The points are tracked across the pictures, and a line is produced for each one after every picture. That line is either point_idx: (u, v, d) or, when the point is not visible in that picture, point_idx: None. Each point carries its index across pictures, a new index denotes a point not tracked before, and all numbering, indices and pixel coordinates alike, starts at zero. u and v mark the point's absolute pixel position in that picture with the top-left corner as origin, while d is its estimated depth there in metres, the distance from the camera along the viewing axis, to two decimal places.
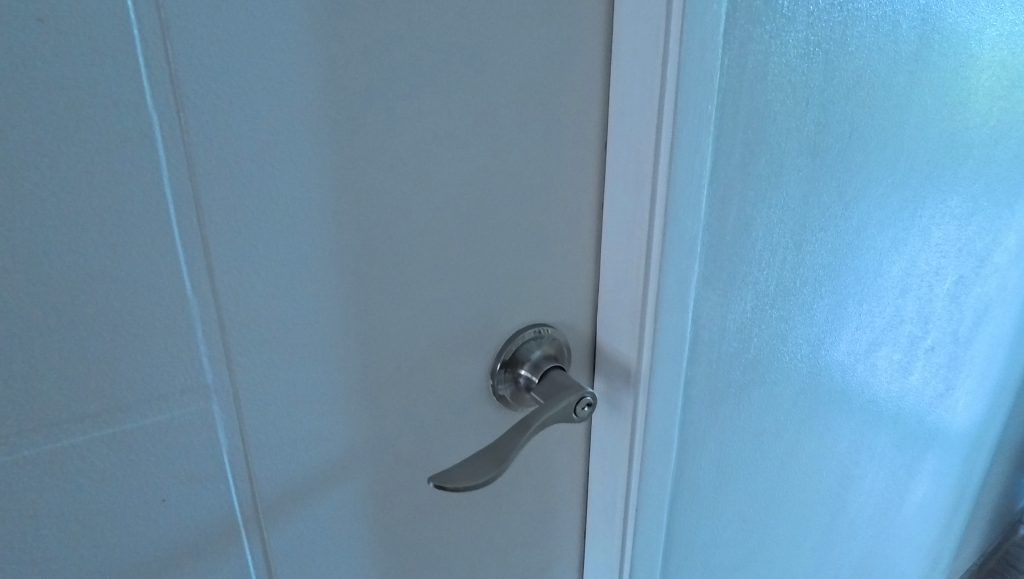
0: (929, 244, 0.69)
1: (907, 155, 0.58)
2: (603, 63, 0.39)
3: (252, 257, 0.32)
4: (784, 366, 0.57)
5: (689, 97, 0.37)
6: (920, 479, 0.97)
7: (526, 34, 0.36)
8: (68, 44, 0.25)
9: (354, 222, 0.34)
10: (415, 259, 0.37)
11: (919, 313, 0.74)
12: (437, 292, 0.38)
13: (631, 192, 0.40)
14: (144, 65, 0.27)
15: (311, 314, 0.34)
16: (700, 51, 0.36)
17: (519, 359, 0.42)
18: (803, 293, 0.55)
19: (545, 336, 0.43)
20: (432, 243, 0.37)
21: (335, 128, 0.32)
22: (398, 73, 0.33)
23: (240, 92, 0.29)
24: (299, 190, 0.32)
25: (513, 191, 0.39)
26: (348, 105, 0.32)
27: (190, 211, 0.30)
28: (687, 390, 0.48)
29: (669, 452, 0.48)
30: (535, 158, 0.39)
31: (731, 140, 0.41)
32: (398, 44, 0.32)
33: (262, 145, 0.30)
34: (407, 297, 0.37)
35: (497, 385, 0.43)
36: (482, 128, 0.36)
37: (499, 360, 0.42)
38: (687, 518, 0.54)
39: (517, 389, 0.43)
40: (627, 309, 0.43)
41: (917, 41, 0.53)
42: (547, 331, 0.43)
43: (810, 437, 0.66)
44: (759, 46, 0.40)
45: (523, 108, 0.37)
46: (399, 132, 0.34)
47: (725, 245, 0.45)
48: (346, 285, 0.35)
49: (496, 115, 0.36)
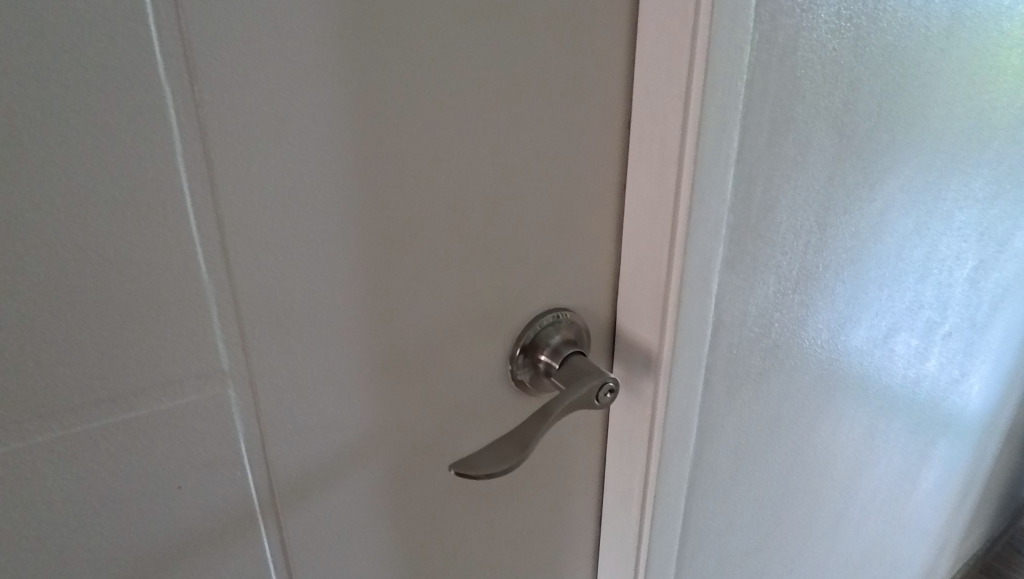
0: (951, 227, 0.67)
1: (933, 135, 0.57)
2: (627, 37, 0.37)
3: (267, 238, 0.31)
4: (804, 352, 0.56)
5: (718, 73, 0.35)
6: (932, 466, 0.97)
7: (550, 6, 0.34)
8: (75, 12, 0.24)
9: (372, 202, 0.33)
10: (433, 241, 0.35)
11: (938, 297, 0.72)
12: (456, 275, 0.37)
13: (656, 172, 0.38)
14: (155, 35, 0.26)
15: (328, 296, 0.33)
16: (730, 24, 0.34)
17: (538, 344, 0.41)
18: (824, 277, 0.53)
19: (565, 321, 0.42)
20: (451, 225, 0.36)
21: (353, 104, 0.31)
22: (417, 47, 0.31)
23: (256, 67, 0.28)
24: (317, 169, 0.31)
25: (534, 171, 0.37)
26: (366, 80, 0.31)
27: (204, 191, 0.29)
28: (708, 376, 0.47)
29: (689, 439, 0.47)
30: (557, 136, 0.37)
31: (758, 118, 0.40)
32: (417, 16, 0.31)
33: (278, 121, 0.29)
34: (426, 279, 0.36)
35: (516, 371, 0.42)
36: (503, 105, 0.35)
37: (518, 345, 0.41)
38: (704, 505, 0.54)
39: (536, 374, 0.42)
40: (649, 293, 0.41)
41: (949, 16, 0.51)
42: (567, 316, 0.42)
43: (826, 424, 0.65)
44: (790, 20, 0.39)
45: (546, 85, 0.36)
46: (419, 108, 0.33)
47: (749, 228, 0.44)
48: (364, 268, 0.34)
49: (518, 91, 0.35)
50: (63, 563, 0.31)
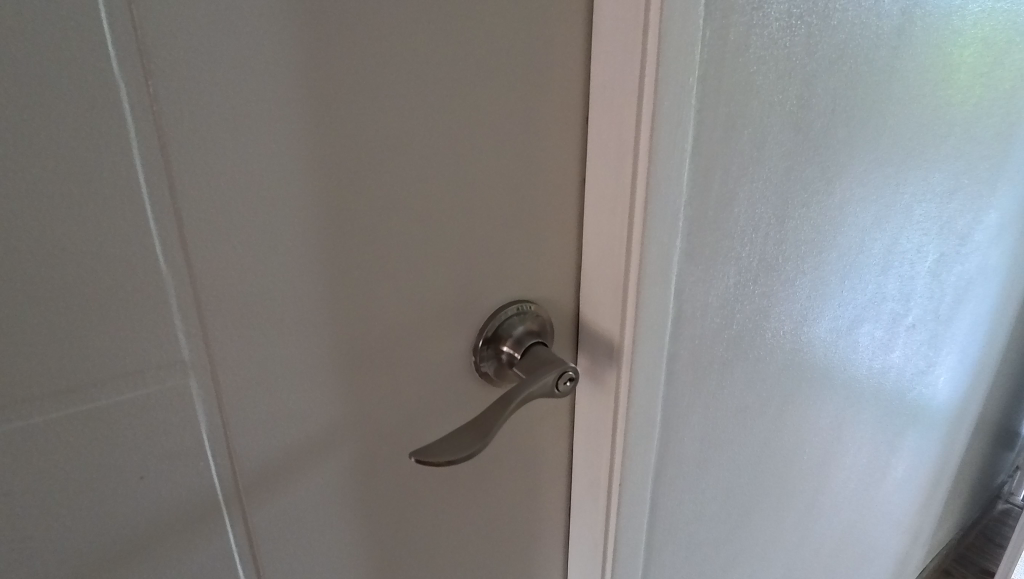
0: (911, 222, 0.69)
1: (889, 131, 0.58)
2: (584, 35, 0.38)
3: (227, 232, 0.31)
4: (767, 343, 0.57)
5: (669, 69, 0.36)
6: (901, 455, 0.99)
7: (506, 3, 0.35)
8: (29, 8, 0.25)
9: (331, 194, 0.33)
10: (395, 233, 0.36)
11: (900, 289, 0.74)
12: (418, 267, 0.38)
13: (613, 166, 0.39)
14: (109, 31, 0.26)
15: (291, 287, 0.34)
16: (680, 22, 0.36)
17: (502, 335, 0.42)
18: (785, 269, 0.55)
19: (528, 312, 0.43)
20: (412, 218, 0.36)
21: (310, 100, 0.31)
22: (374, 41, 0.32)
23: (210, 62, 0.28)
24: (275, 161, 0.31)
25: (494, 165, 0.38)
26: (324, 77, 0.31)
27: (161, 184, 0.29)
28: (671, 365, 0.48)
29: (653, 427, 0.48)
30: (516, 130, 0.38)
31: (713, 113, 0.41)
32: (374, 12, 0.32)
33: (235, 116, 0.30)
34: (389, 270, 0.37)
35: (481, 363, 0.43)
36: (461, 100, 0.36)
37: (481, 336, 0.42)
38: (672, 493, 0.55)
39: (501, 365, 0.43)
40: (610, 284, 0.43)
41: (901, 16, 0.53)
42: (530, 308, 0.43)
43: (793, 413, 0.66)
44: (740, 19, 0.40)
45: (504, 81, 0.37)
46: (377, 103, 0.33)
47: (708, 220, 0.45)
48: (326, 259, 0.34)
49: (477, 86, 0.36)
50: (25, 556, 0.31)
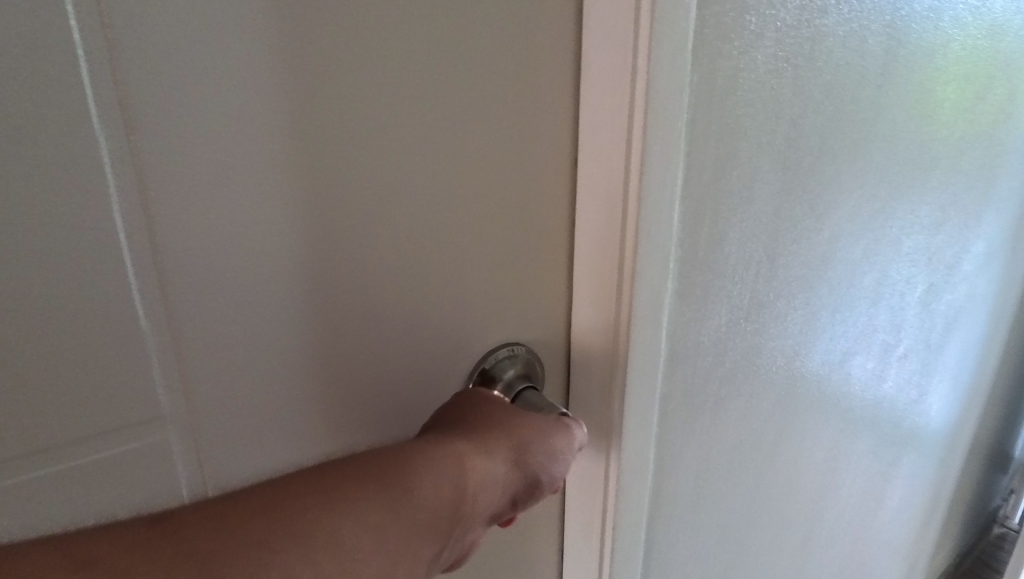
0: (900, 254, 0.70)
1: (876, 167, 0.59)
2: (573, 80, 0.38)
3: (210, 283, 0.30)
4: (760, 379, 0.57)
5: (658, 113, 0.37)
6: (896, 485, 0.98)
7: (495, 51, 0.35)
8: (9, 65, 0.24)
9: (318, 242, 0.33)
10: (382, 279, 0.36)
11: (891, 321, 0.75)
12: (408, 313, 0.37)
13: (604, 209, 0.39)
14: (91, 87, 0.26)
15: (276, 335, 0.33)
16: (668, 68, 0.36)
17: (492, 378, 0.42)
18: (777, 305, 0.55)
19: (519, 355, 0.42)
20: (400, 265, 0.36)
21: (297, 149, 0.31)
22: (362, 90, 0.32)
23: (195, 114, 0.28)
24: (262, 211, 0.31)
25: (484, 210, 0.38)
26: (311, 127, 0.31)
27: (141, 236, 0.28)
28: (664, 406, 0.47)
29: (647, 468, 0.48)
30: (506, 174, 0.38)
31: (703, 156, 0.41)
32: (363, 62, 0.32)
33: (219, 167, 0.29)
34: (378, 316, 0.36)
35: None
36: (449, 146, 0.35)
37: (472, 380, 0.41)
38: (667, 534, 0.54)
39: None
40: (602, 326, 0.42)
41: (884, 55, 0.54)
42: (522, 350, 0.42)
43: (788, 447, 0.66)
44: (726, 63, 0.40)
45: (494, 125, 0.37)
46: (366, 151, 0.33)
47: (699, 260, 0.45)
48: (314, 307, 0.34)
49: (465, 132, 0.36)
50: None
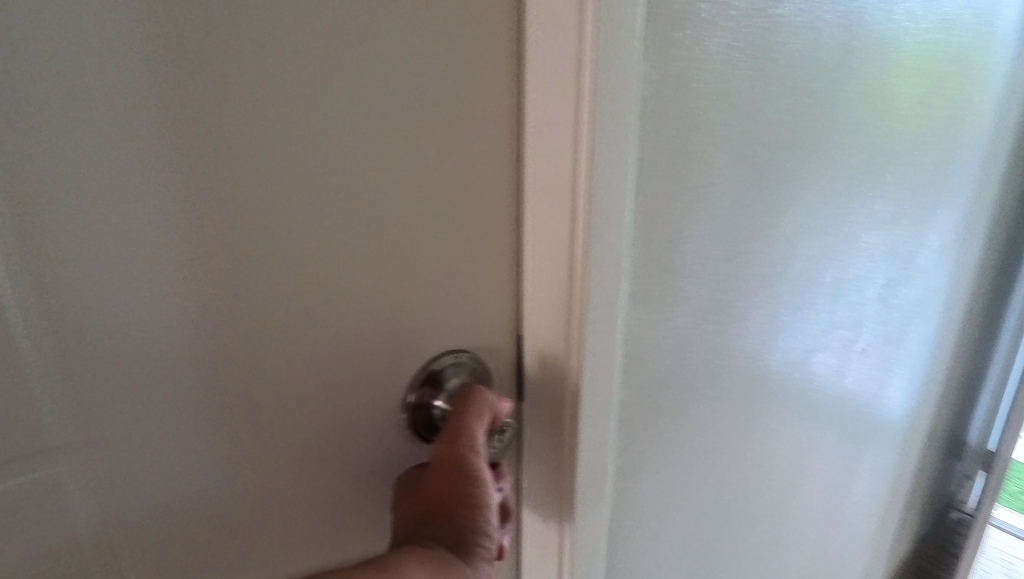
0: (858, 250, 0.69)
1: (834, 161, 0.58)
2: (517, 70, 0.36)
3: (102, 286, 0.29)
4: (722, 380, 0.55)
5: (606, 106, 0.35)
6: (859, 478, 0.99)
7: (425, 39, 0.33)
8: None
9: (226, 246, 0.31)
10: (305, 285, 0.34)
11: (851, 316, 0.74)
12: (336, 320, 0.35)
13: (552, 208, 0.37)
14: None
15: (179, 341, 0.31)
16: (616, 57, 0.34)
17: (436, 388, 0.40)
18: (738, 305, 0.53)
19: (464, 363, 0.40)
20: (319, 268, 0.34)
21: (195, 144, 0.29)
22: (272, 83, 0.30)
23: (74, 105, 0.26)
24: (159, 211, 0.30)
25: (418, 211, 0.36)
26: (212, 120, 0.29)
27: (12, 235, 0.27)
28: (621, 413, 0.46)
29: (606, 478, 0.46)
30: (444, 173, 0.35)
31: (655, 150, 0.39)
32: (268, 52, 0.30)
33: (107, 162, 0.28)
34: (301, 323, 0.34)
35: (413, 419, 0.40)
36: (373, 142, 0.33)
37: (411, 390, 0.39)
38: (629, 543, 0.52)
39: (435, 420, 0.40)
40: (553, 333, 0.40)
41: (840, 47, 0.53)
42: (467, 359, 0.40)
43: (752, 448, 0.64)
44: (678, 52, 0.38)
45: (427, 121, 0.34)
46: (276, 146, 0.31)
47: (655, 261, 0.43)
48: (224, 314, 0.32)
49: (392, 127, 0.33)
50: None
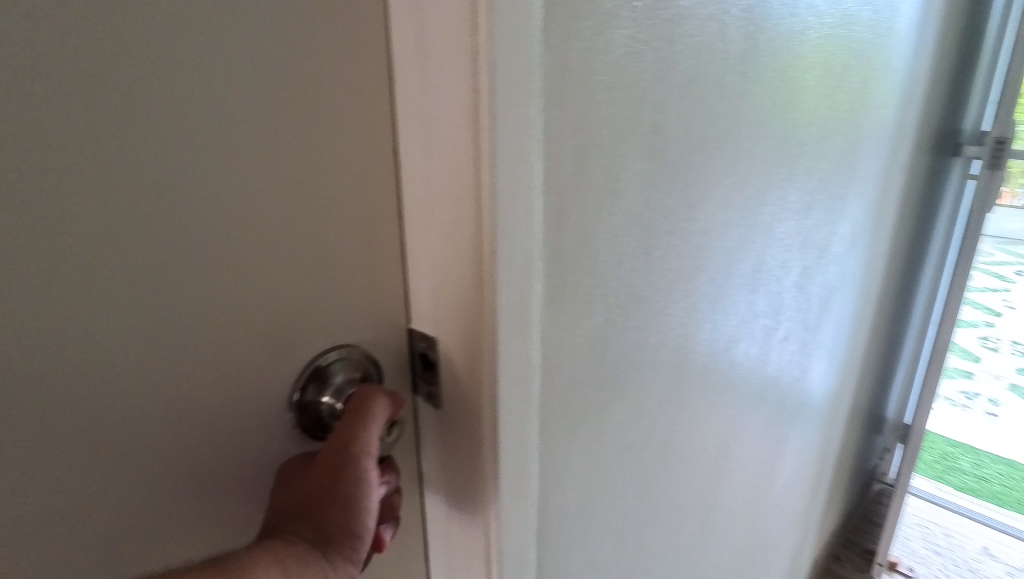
0: (774, 240, 0.71)
1: (746, 154, 0.59)
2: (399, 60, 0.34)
3: None
4: (646, 375, 0.55)
5: (506, 99, 0.33)
6: (786, 459, 1.02)
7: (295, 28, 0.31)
8: None
9: (72, 257, 0.28)
10: (176, 292, 0.31)
11: (770, 305, 0.76)
12: (218, 327, 0.33)
13: (453, 206, 0.35)
14: None
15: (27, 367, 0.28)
16: (513, 49, 0.33)
17: (321, 385, 0.37)
18: (657, 299, 0.53)
19: (351, 357, 0.38)
20: (193, 273, 0.31)
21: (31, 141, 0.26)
22: (122, 69, 0.27)
23: None
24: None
25: (303, 211, 0.34)
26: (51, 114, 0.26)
27: None
28: (543, 416, 0.44)
29: (529, 483, 0.45)
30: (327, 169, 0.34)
31: (562, 146, 0.38)
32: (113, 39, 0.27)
33: None
34: (174, 335, 0.31)
35: (299, 420, 0.37)
36: (245, 137, 0.31)
37: (297, 389, 0.36)
38: (560, 546, 0.51)
39: (323, 421, 0.38)
40: (465, 338, 0.38)
41: (746, 40, 0.53)
42: (355, 354, 0.38)
43: (680, 439, 0.65)
44: (581, 44, 0.37)
45: (307, 111, 0.32)
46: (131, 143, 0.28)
47: (569, 258, 0.42)
48: (70, 329, 0.28)
49: (264, 117, 0.31)
50: None
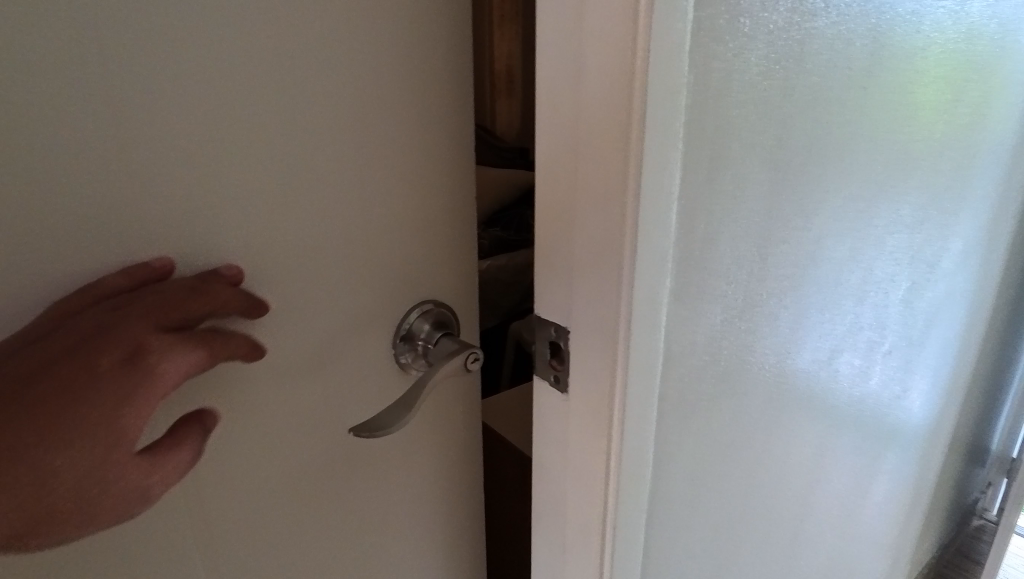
0: (884, 253, 0.71)
1: (861, 167, 0.60)
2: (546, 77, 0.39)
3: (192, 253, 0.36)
4: (752, 378, 0.57)
5: (655, 114, 0.38)
6: (881, 479, 1.00)
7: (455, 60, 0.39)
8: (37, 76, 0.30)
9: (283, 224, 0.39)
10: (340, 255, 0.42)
11: (876, 318, 0.76)
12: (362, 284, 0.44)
13: (602, 209, 0.39)
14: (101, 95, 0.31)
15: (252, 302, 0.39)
16: (665, 69, 0.37)
17: (416, 332, 0.47)
18: (769, 304, 0.56)
19: (433, 310, 0.48)
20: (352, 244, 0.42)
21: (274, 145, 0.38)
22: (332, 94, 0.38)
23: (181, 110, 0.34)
24: (215, 165, 0.36)
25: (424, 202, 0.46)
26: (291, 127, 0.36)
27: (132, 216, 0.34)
28: (661, 405, 0.48)
29: (644, 465, 0.48)
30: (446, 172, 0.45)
31: (697, 156, 0.42)
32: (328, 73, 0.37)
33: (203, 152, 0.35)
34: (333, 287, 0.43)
35: (400, 355, 0.47)
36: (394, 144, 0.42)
37: (398, 334, 0.47)
38: (664, 531, 0.55)
39: (418, 357, 0.48)
40: (600, 329, 0.42)
41: (869, 57, 0.55)
42: (431, 306, 0.48)
43: (779, 444, 0.66)
44: (721, 64, 0.41)
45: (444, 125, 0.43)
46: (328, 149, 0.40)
47: (694, 260, 0.45)
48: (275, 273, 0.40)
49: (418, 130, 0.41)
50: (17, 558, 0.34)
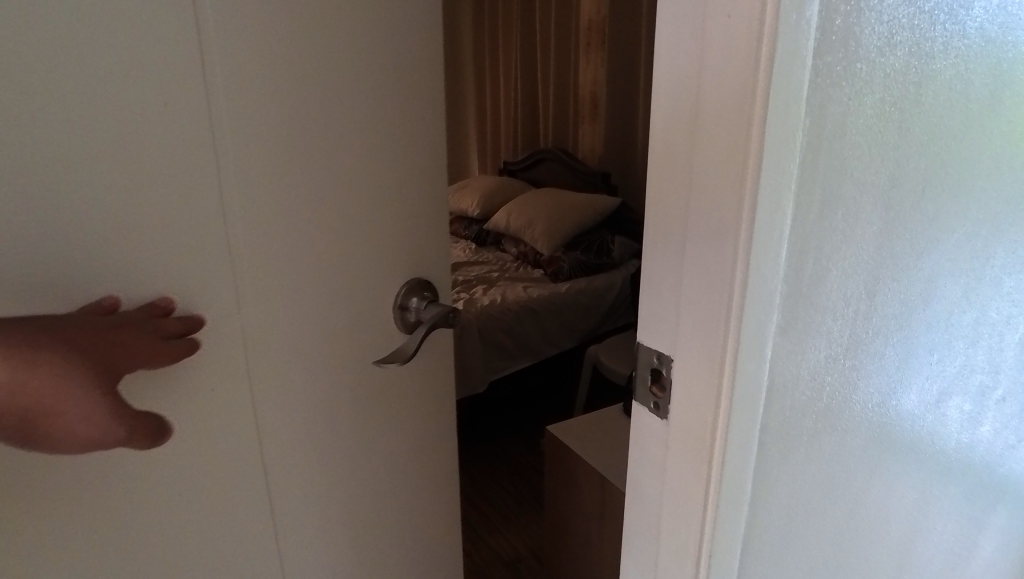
0: (1000, 293, 0.68)
1: (979, 206, 0.58)
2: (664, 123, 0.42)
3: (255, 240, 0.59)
4: (855, 416, 0.57)
5: (771, 156, 0.39)
6: (990, 534, 0.94)
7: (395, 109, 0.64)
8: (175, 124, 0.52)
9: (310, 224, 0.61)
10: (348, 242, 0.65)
11: (990, 362, 0.72)
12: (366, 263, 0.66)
13: (714, 245, 0.41)
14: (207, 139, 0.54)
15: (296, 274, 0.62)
16: (783, 115, 0.39)
17: (408, 302, 0.72)
18: (874, 343, 0.55)
19: (416, 285, 0.72)
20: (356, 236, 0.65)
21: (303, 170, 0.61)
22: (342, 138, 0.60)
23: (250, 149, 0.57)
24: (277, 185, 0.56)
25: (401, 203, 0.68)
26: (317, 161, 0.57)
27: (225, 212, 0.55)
28: (762, 438, 0.49)
29: (743, 495, 0.49)
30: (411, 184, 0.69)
31: (809, 196, 0.43)
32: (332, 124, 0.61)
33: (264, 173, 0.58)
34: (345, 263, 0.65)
35: (399, 318, 0.72)
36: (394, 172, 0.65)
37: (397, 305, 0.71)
38: (758, 565, 0.55)
39: (413, 318, 0.72)
40: (708, 360, 0.44)
41: (990, 96, 0.54)
42: (415, 283, 0.72)
43: (880, 486, 0.64)
44: (837, 108, 0.42)
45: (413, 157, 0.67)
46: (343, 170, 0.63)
47: (802, 296, 0.46)
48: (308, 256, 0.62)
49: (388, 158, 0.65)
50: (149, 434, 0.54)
